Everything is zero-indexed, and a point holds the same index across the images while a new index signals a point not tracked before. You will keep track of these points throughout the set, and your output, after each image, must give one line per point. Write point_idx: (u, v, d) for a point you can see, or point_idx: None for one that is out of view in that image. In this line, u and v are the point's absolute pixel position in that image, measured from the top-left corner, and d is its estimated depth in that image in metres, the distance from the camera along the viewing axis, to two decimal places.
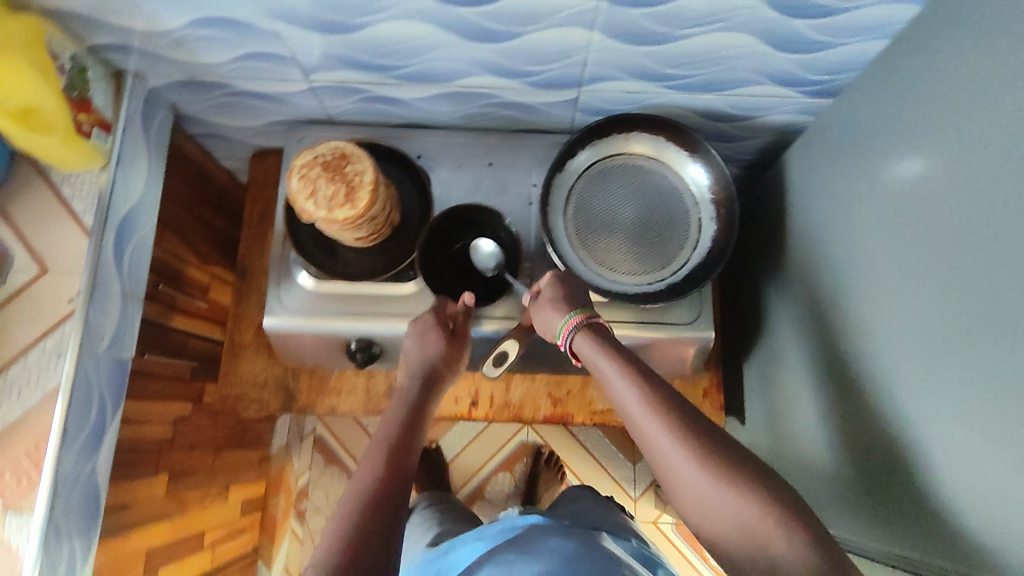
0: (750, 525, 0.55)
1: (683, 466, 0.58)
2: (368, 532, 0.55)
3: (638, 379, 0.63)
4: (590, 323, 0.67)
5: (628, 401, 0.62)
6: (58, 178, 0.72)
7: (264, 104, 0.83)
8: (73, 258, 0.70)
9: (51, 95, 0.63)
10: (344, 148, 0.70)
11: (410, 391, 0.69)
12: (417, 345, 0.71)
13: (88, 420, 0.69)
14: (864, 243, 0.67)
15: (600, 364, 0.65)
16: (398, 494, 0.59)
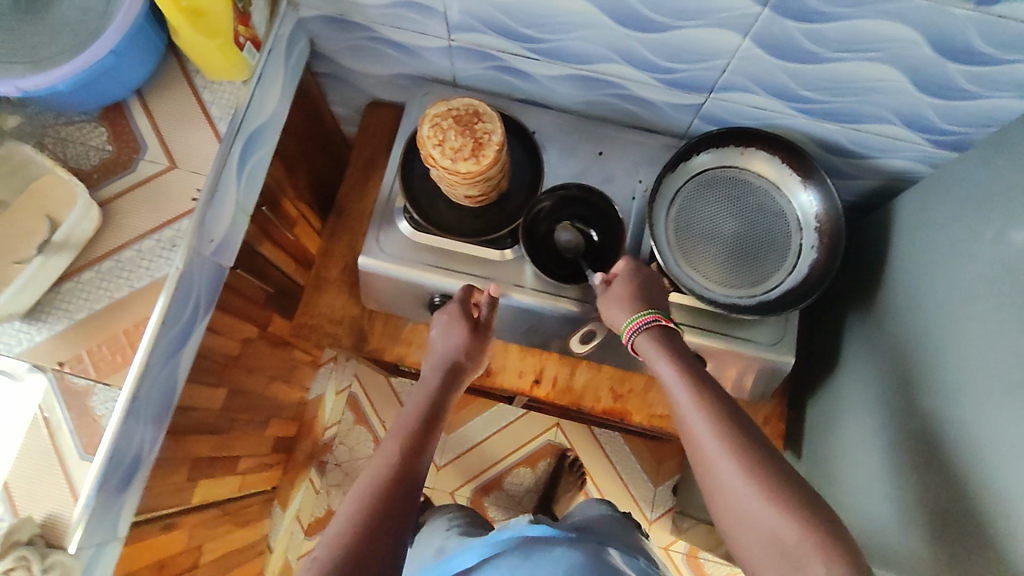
0: (785, 544, 0.54)
1: (719, 476, 0.59)
2: (380, 517, 0.58)
3: (688, 381, 0.64)
4: (656, 323, 0.68)
5: (680, 402, 0.64)
6: (201, 83, 0.75)
7: (396, 55, 0.86)
8: (202, 159, 0.73)
9: (222, 1, 0.67)
10: (478, 106, 0.71)
11: (430, 382, 0.73)
12: (441, 337, 0.75)
13: (184, 315, 0.72)
14: (971, 297, 0.66)
15: (659, 366, 0.66)
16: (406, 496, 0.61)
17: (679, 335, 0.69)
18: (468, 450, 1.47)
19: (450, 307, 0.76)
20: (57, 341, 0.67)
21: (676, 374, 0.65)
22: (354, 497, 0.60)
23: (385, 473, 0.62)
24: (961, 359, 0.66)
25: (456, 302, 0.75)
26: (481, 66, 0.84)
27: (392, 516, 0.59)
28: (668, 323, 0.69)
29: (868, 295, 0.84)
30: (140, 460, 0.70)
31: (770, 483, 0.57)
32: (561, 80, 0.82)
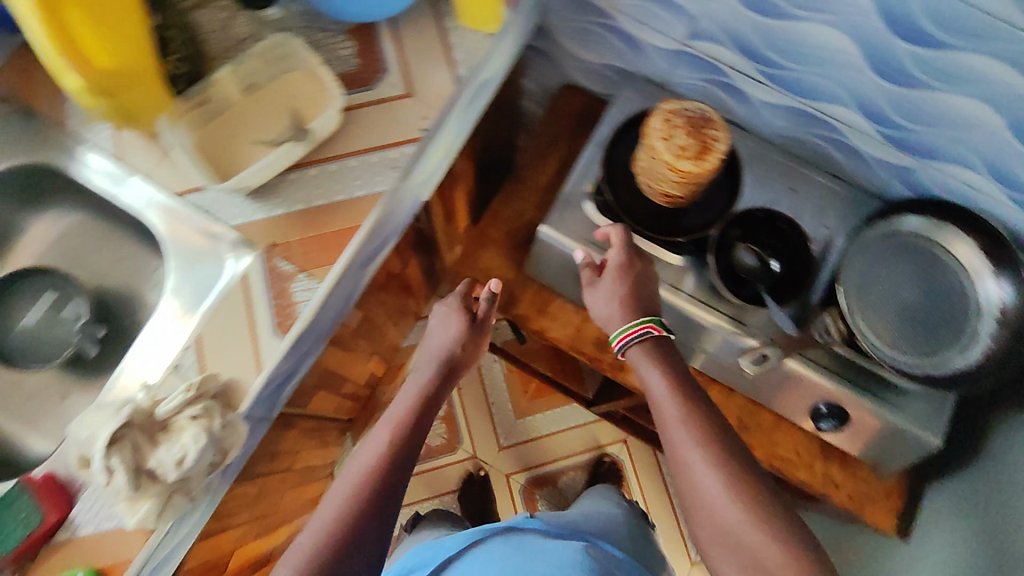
0: (765, 564, 0.55)
1: (701, 492, 0.60)
2: (361, 508, 0.62)
3: (676, 400, 0.66)
4: (645, 336, 0.70)
5: (668, 417, 0.65)
6: (449, 27, 0.79)
7: (618, 46, 0.88)
8: (435, 97, 0.77)
9: None
10: (711, 113, 0.72)
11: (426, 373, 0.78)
12: (439, 330, 0.83)
13: (383, 233, 0.76)
14: None
15: (648, 380, 0.69)
16: (389, 486, 0.65)
17: (671, 343, 0.71)
18: (532, 440, 1.48)
19: (446, 306, 0.84)
20: (272, 222, 0.72)
21: (670, 392, 0.66)
22: (343, 483, 0.65)
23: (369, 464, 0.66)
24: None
25: (454, 299, 0.83)
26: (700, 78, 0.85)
27: (377, 500, 0.63)
28: (660, 331, 0.70)
29: None
30: (307, 358, 0.74)
31: (754, 502, 0.58)
32: (776, 111, 0.83)
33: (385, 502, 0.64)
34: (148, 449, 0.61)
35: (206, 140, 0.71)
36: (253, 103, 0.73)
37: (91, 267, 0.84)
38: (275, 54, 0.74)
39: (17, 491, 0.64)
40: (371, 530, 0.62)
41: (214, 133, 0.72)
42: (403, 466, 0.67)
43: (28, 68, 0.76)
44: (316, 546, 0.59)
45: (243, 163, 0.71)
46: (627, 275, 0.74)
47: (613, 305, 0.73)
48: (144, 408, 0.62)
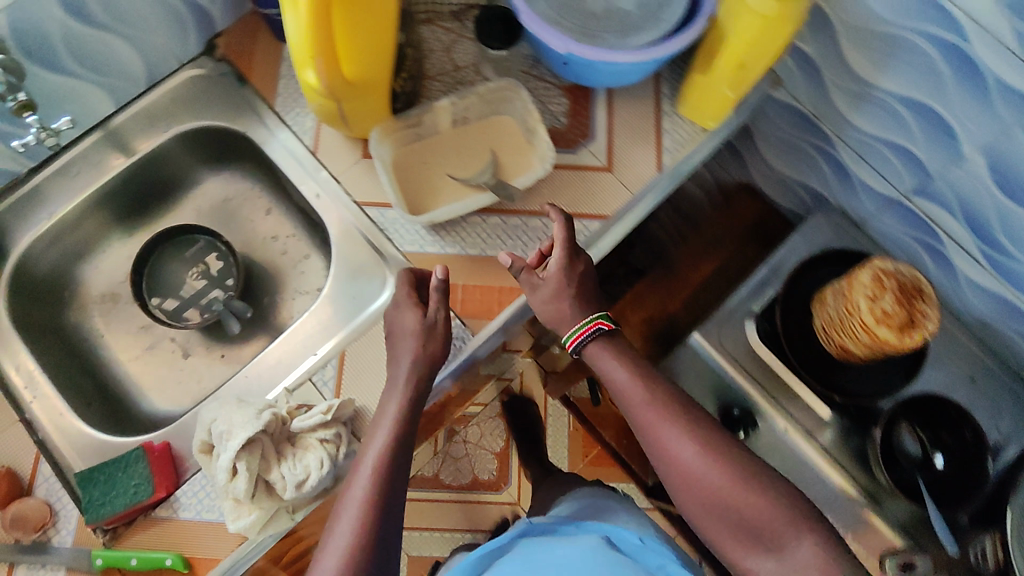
0: (763, 530, 0.57)
1: (684, 469, 0.60)
2: (377, 492, 0.57)
3: (637, 388, 0.63)
4: (599, 332, 0.64)
5: (636, 406, 0.63)
6: (667, 110, 0.75)
7: (826, 172, 0.82)
8: (634, 179, 0.74)
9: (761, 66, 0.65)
10: (925, 285, 0.67)
11: (405, 362, 0.62)
12: (394, 318, 0.64)
13: None
14: None
15: (612, 378, 0.64)
16: (399, 473, 0.59)
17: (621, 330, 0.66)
18: None
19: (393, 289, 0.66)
20: (442, 259, 0.71)
21: (635, 384, 0.63)
22: (354, 486, 0.58)
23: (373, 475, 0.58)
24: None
25: (400, 290, 0.64)
26: (907, 231, 0.79)
27: (393, 497, 0.58)
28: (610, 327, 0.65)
29: None
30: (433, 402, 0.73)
31: (728, 459, 0.59)
32: (980, 294, 0.76)
33: (400, 495, 0.59)
34: (273, 461, 0.60)
35: (407, 163, 0.71)
36: (461, 141, 0.72)
37: (247, 237, 0.85)
38: (494, 95, 0.72)
39: (136, 456, 0.64)
40: (394, 516, 0.58)
41: (417, 158, 0.71)
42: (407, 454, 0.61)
43: (255, 38, 0.77)
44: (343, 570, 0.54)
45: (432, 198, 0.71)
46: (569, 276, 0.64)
47: (552, 304, 0.64)
48: (280, 416, 0.62)
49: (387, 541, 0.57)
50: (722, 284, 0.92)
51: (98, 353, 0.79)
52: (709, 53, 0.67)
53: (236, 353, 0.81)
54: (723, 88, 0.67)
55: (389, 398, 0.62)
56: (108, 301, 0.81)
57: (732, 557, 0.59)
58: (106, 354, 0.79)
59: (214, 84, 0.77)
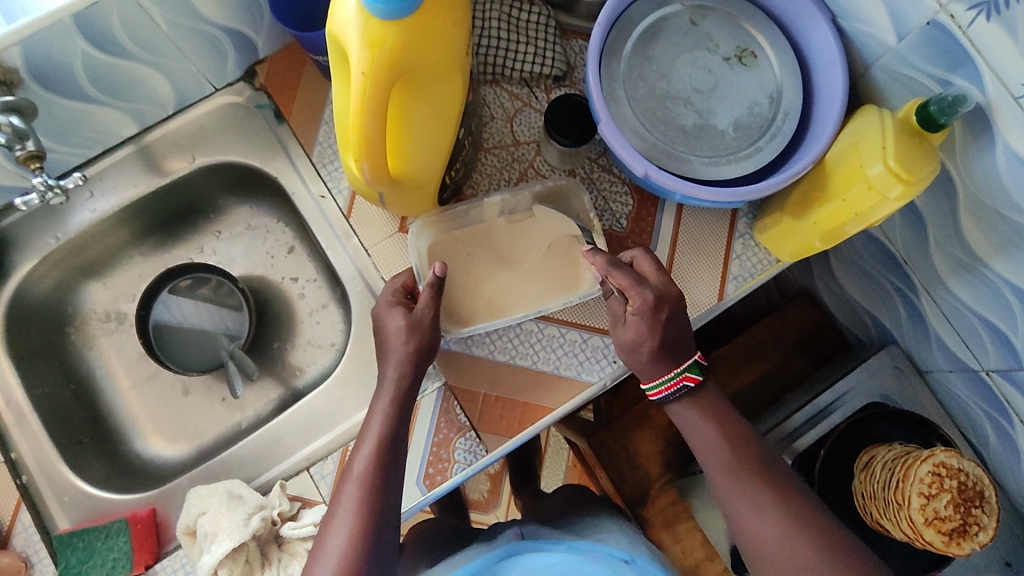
0: None
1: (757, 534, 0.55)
2: (372, 492, 0.53)
3: (715, 445, 0.59)
4: (684, 391, 0.59)
5: (716, 470, 0.58)
6: (741, 231, 0.68)
7: (901, 313, 0.75)
8: (690, 304, 0.67)
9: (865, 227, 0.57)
10: (985, 486, 0.61)
11: (390, 371, 0.57)
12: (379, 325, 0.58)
13: None
14: None
15: (697, 440, 0.60)
16: (393, 474, 0.55)
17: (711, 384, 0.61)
18: None
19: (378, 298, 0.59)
20: (466, 361, 0.65)
21: (711, 438, 0.59)
22: (349, 482, 0.54)
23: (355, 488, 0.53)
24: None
25: (386, 293, 0.58)
26: (977, 400, 0.71)
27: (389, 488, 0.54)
28: (698, 381, 0.59)
29: None
30: None
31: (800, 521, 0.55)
32: None
33: (394, 496, 0.54)
34: (257, 568, 0.57)
35: (446, 253, 0.63)
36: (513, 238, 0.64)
37: (266, 272, 0.79)
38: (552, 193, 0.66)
39: (118, 528, 0.60)
40: (392, 512, 0.54)
41: (461, 250, 0.63)
42: (398, 465, 0.55)
43: (299, 73, 0.69)
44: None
45: (473, 303, 0.62)
46: (657, 319, 0.56)
47: (642, 359, 0.58)
48: (270, 519, 0.57)
49: (387, 526, 0.54)
50: (760, 397, 0.85)
51: (94, 377, 0.74)
52: (805, 196, 0.59)
53: (238, 400, 0.75)
54: (816, 238, 0.59)
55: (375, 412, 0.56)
56: (112, 321, 0.76)
57: None
58: (103, 380, 0.75)
59: (249, 116, 0.71)
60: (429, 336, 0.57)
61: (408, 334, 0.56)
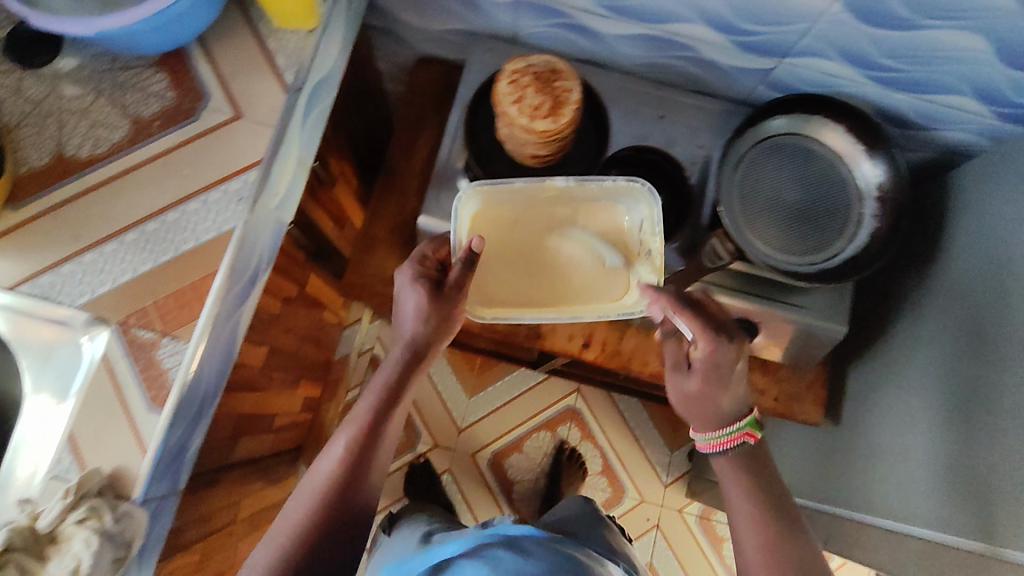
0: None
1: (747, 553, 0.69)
2: (328, 494, 0.66)
3: (745, 506, 0.70)
4: (744, 444, 0.73)
5: (736, 512, 0.71)
6: (266, 32, 0.72)
7: (457, 9, 0.82)
8: (268, 110, 0.70)
9: None
10: (555, 63, 0.69)
11: (393, 358, 0.72)
12: (404, 298, 0.72)
13: (248, 270, 0.71)
14: None
15: (725, 485, 0.73)
16: (353, 480, 0.67)
17: (761, 449, 0.74)
18: (489, 414, 1.48)
19: (408, 269, 0.72)
20: (122, 293, 0.66)
21: (743, 500, 0.70)
22: (308, 489, 0.67)
23: (333, 464, 0.67)
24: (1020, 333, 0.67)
25: (407, 268, 0.71)
26: (547, 24, 0.81)
27: (337, 496, 0.66)
28: (756, 436, 0.73)
29: (920, 262, 0.84)
30: (204, 417, 0.71)
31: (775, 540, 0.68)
32: (629, 42, 0.80)
33: (344, 505, 0.66)
34: (37, 567, 0.59)
35: (484, 225, 0.75)
36: (557, 220, 0.75)
37: None
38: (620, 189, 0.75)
39: None
40: (335, 524, 0.66)
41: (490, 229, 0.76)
42: (358, 475, 0.67)
43: None
44: (280, 539, 0.64)
45: (505, 287, 0.76)
46: (716, 365, 0.69)
47: (703, 409, 0.72)
48: (21, 526, 0.59)
49: (334, 532, 0.66)
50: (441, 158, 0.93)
51: None
52: None
53: None
54: None
55: (366, 399, 0.71)
56: None
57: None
58: None
59: None
60: (441, 323, 0.71)
61: (419, 320, 0.70)
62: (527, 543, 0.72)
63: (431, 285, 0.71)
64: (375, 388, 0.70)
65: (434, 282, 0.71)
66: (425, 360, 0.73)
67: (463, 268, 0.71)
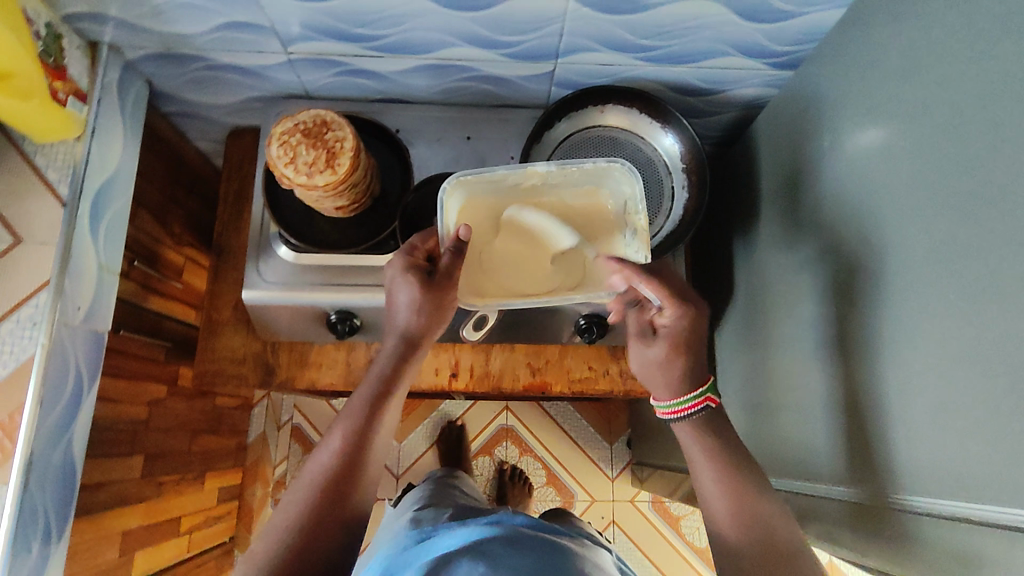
0: (762, 541, 0.59)
1: (712, 507, 0.64)
2: (329, 486, 0.61)
3: (714, 462, 0.65)
4: (707, 410, 0.69)
5: (701, 468, 0.66)
6: (31, 149, 0.70)
7: (240, 79, 0.82)
8: (49, 227, 0.69)
9: (31, 62, 0.61)
10: (325, 115, 0.70)
11: (386, 353, 0.70)
12: (393, 291, 0.70)
13: (64, 391, 0.69)
14: (845, 205, 0.67)
15: (691, 445, 0.68)
16: (356, 470, 0.63)
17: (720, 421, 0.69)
18: (422, 454, 1.46)
19: (398, 260, 0.69)
20: None
21: (709, 452, 0.66)
22: (307, 481, 0.62)
23: (331, 459, 0.63)
24: (824, 270, 0.69)
25: (400, 256, 0.69)
26: (329, 75, 0.81)
27: (339, 488, 0.62)
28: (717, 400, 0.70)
29: (747, 218, 0.87)
30: (54, 547, 0.70)
31: (738, 491, 0.63)
32: (412, 75, 0.80)
33: (346, 497, 0.62)
34: None
35: (473, 220, 0.71)
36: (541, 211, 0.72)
37: None
38: (597, 172, 0.71)
39: None
40: (341, 516, 0.61)
41: (478, 221, 0.71)
42: (361, 467, 0.64)
43: None
44: (276, 537, 0.58)
45: (494, 275, 0.70)
46: (686, 331, 0.69)
47: (670, 375, 0.70)
48: None
49: (340, 525, 0.60)
50: None
51: None
52: None
53: None
54: (26, 102, 0.63)
55: (363, 391, 0.68)
56: None
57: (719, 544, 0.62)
58: None
59: None
60: (437, 314, 0.69)
61: (413, 310, 0.68)
62: (522, 531, 0.66)
63: (422, 275, 0.68)
64: (372, 381, 0.69)
65: (425, 272, 0.68)
66: (418, 353, 0.71)
67: (453, 257, 0.67)
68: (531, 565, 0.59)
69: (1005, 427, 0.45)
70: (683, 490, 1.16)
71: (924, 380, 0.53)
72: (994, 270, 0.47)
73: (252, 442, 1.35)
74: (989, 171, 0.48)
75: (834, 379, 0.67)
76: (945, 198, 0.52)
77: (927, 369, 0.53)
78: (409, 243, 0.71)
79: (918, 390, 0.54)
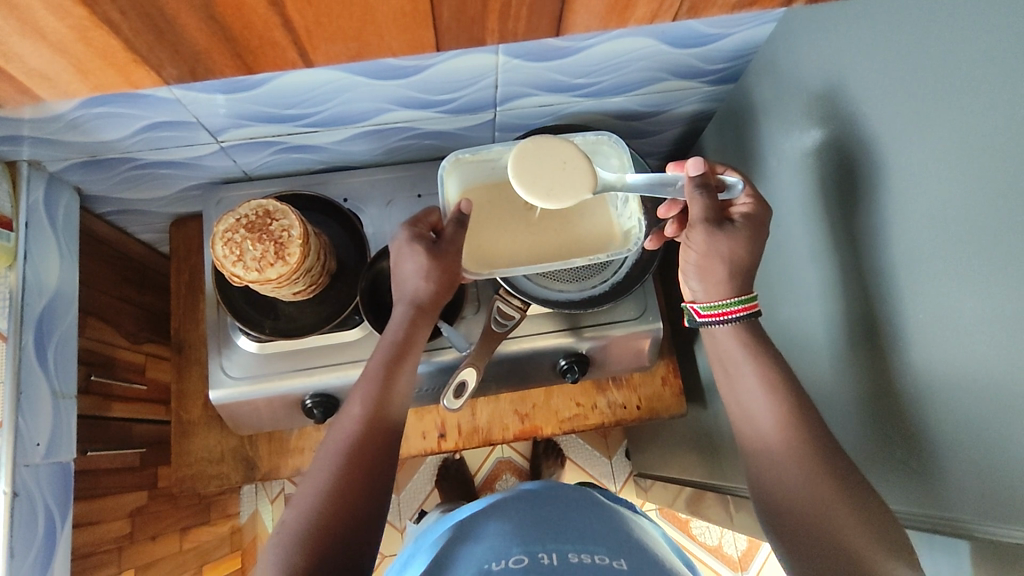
0: (809, 457, 0.53)
1: (762, 417, 0.57)
2: (356, 454, 0.56)
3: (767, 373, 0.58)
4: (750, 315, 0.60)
5: (742, 368, 0.60)
6: None
7: (173, 172, 0.79)
8: None
9: None
10: (266, 205, 0.67)
11: (395, 319, 0.64)
12: (400, 261, 0.64)
13: (36, 533, 0.65)
14: (787, 220, 0.66)
15: (733, 353, 0.61)
16: (379, 435, 0.59)
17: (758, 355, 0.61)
18: (424, 502, 1.43)
19: (402, 230, 0.64)
20: None
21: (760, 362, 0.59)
22: (331, 448, 0.57)
23: (354, 426, 0.58)
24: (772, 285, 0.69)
25: (407, 228, 0.64)
26: (265, 154, 0.78)
27: (366, 454, 0.57)
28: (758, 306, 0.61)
29: None
30: None
31: (788, 400, 0.56)
32: (352, 141, 0.78)
33: (376, 462, 0.57)
34: None
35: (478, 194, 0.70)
36: None
37: None
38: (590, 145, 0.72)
39: None
40: (372, 479, 0.56)
41: (481, 197, 0.70)
42: (386, 435, 0.59)
43: None
44: (308, 503, 0.53)
45: (501, 241, 0.68)
46: (754, 226, 0.59)
47: (720, 270, 0.60)
48: None
49: (371, 490, 0.56)
50: None
51: None
52: None
53: None
54: None
55: (375, 356, 0.63)
56: None
57: (772, 460, 0.55)
58: None
59: None
60: (448, 279, 0.64)
61: (422, 278, 0.63)
62: (570, 510, 0.67)
63: (428, 243, 0.63)
64: (384, 346, 0.63)
65: (430, 240, 0.63)
66: (429, 320, 0.65)
67: (457, 229, 0.63)
68: (610, 552, 0.60)
69: (961, 447, 0.46)
70: (682, 501, 1.15)
71: (885, 393, 0.53)
72: (925, 292, 0.47)
73: (245, 524, 1.31)
74: (902, 198, 0.48)
75: (808, 388, 0.67)
76: (872, 215, 0.52)
77: (887, 383, 0.53)
78: (413, 214, 0.66)
79: (879, 404, 0.54)
